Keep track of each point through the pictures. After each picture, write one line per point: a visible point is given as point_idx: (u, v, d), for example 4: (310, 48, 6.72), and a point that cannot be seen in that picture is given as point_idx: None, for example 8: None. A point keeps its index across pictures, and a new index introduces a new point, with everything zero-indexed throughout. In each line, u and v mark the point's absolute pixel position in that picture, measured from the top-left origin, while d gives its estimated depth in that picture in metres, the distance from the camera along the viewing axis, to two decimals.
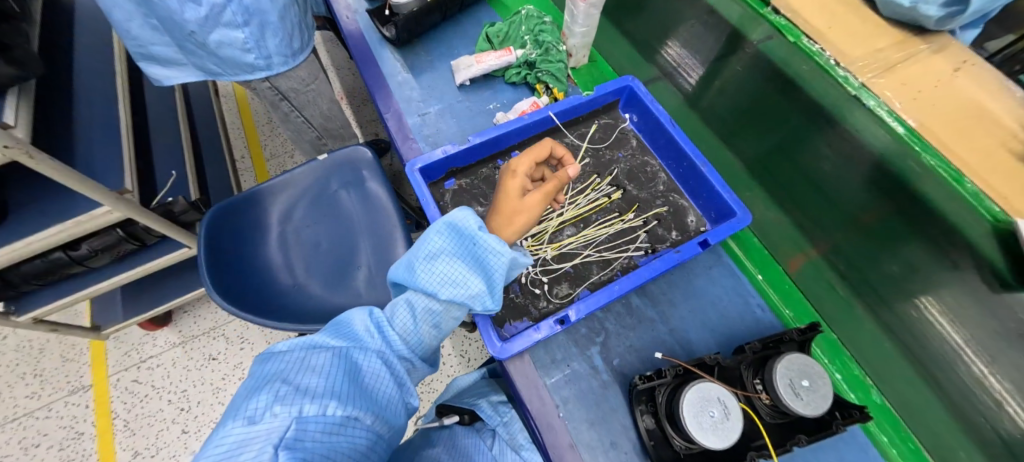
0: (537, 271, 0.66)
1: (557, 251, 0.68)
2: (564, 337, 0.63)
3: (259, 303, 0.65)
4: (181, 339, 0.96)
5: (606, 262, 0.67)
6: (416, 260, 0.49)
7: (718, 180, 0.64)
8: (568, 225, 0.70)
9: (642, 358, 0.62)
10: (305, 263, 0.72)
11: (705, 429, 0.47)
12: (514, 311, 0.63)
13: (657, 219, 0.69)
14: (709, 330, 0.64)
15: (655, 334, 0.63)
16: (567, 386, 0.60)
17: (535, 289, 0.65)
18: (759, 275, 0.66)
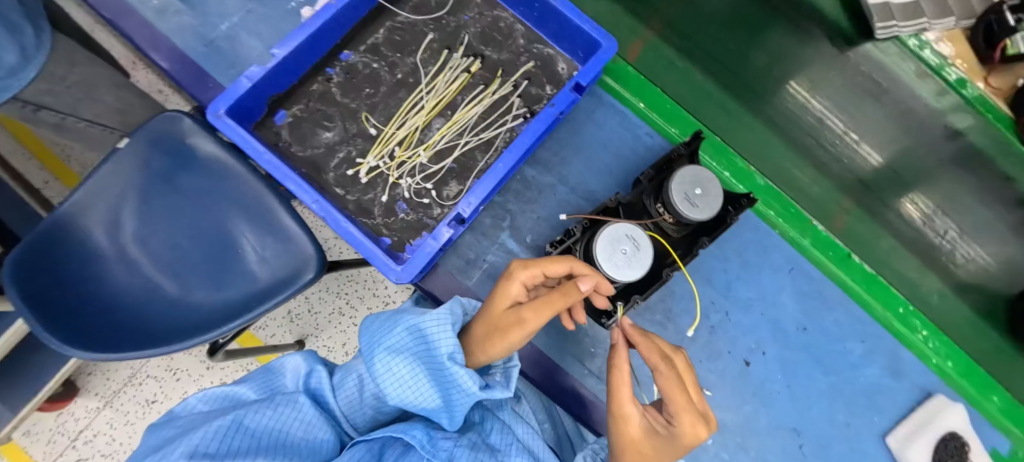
0: (416, 186, 0.70)
1: (432, 152, 0.71)
2: (471, 237, 0.78)
3: (164, 330, 0.67)
4: (101, 399, 0.86)
5: (486, 144, 0.72)
6: (376, 345, 0.48)
7: (576, 13, 0.68)
8: (434, 119, 0.73)
9: (552, 226, 0.79)
10: (183, 270, 0.72)
11: (611, 268, 0.55)
12: (411, 229, 0.69)
13: (520, 83, 0.74)
14: (604, 174, 0.82)
15: (558, 196, 0.81)
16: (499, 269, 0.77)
17: (423, 200, 0.70)
18: (640, 103, 0.84)
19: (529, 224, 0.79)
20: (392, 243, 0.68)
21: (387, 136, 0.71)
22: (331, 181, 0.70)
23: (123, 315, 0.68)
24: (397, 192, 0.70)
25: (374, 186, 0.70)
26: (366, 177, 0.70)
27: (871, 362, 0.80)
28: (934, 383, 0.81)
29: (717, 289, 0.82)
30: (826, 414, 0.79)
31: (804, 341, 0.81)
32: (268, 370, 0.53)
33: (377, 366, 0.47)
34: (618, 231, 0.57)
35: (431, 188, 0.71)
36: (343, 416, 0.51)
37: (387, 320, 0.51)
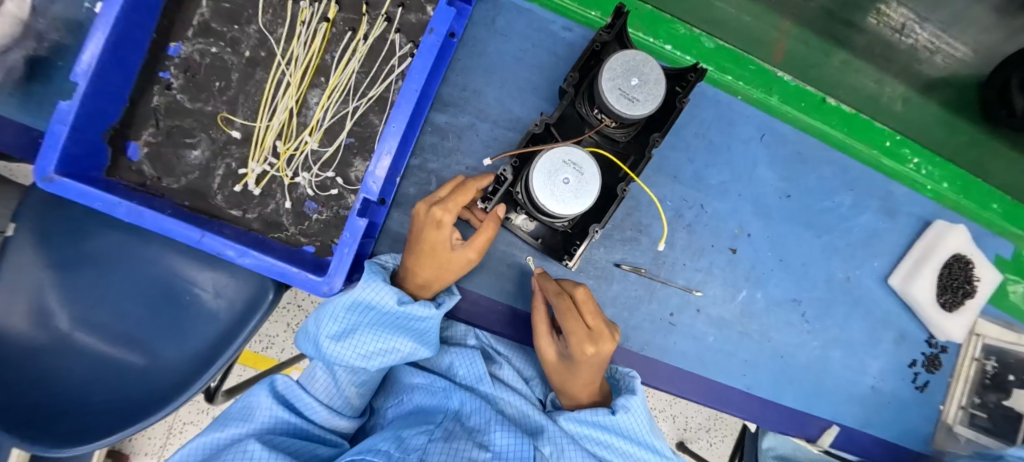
0: (315, 179, 0.69)
1: (320, 134, 0.69)
2: (398, 214, 0.74)
3: (148, 398, 0.72)
4: (154, 456, 1.00)
5: (378, 103, 0.70)
6: (330, 327, 0.61)
7: None
8: (310, 90, 0.69)
9: (482, 172, 0.76)
10: (142, 338, 0.75)
11: (555, 193, 0.56)
12: (331, 228, 0.69)
13: (386, 17, 0.70)
14: (523, 94, 0.78)
15: (483, 133, 0.77)
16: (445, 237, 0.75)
17: (332, 191, 0.70)
18: None
19: (454, 180, 0.76)
20: (317, 250, 0.69)
21: (258, 137, 0.68)
22: (222, 203, 0.67)
23: (104, 397, 0.72)
24: (300, 192, 0.70)
25: (274, 189, 0.69)
26: (257, 189, 0.68)
27: (861, 209, 0.84)
28: (925, 205, 0.86)
29: (685, 184, 0.81)
30: (826, 270, 0.82)
31: (789, 209, 0.83)
32: (232, 411, 0.62)
33: (335, 344, 0.61)
34: (554, 156, 0.58)
35: (334, 175, 0.70)
36: (326, 407, 0.65)
37: (341, 317, 0.61)
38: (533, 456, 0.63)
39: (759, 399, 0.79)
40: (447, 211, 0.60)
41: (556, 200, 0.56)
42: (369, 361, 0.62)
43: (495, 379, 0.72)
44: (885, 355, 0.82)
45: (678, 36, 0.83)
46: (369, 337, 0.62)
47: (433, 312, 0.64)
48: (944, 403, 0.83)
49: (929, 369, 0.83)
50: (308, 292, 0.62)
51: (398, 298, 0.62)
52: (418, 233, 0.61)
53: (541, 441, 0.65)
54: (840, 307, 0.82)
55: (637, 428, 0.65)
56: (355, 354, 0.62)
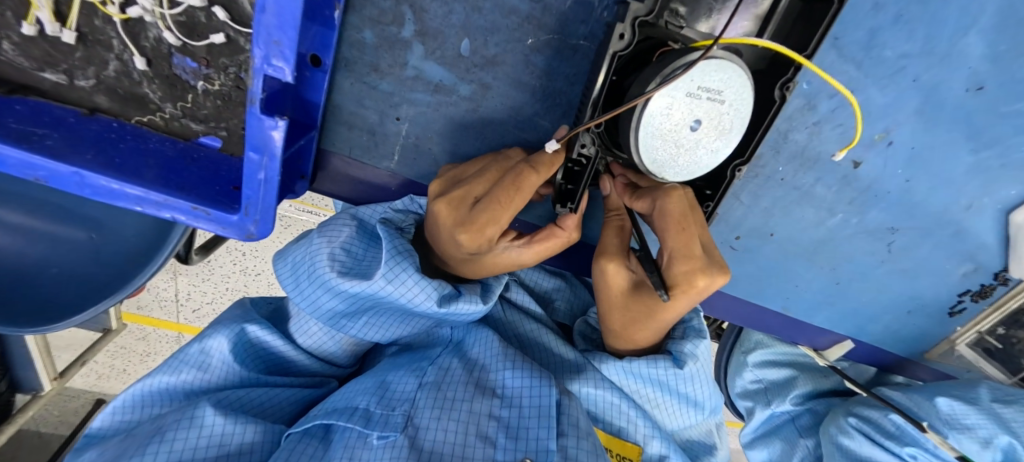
0: (169, 11, 0.36)
1: None
2: (350, 78, 0.44)
3: (107, 269, 0.60)
4: (167, 271, 0.97)
5: None
6: (333, 304, 0.46)
7: None
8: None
9: (497, 8, 0.41)
10: (70, 206, 0.57)
11: (687, 137, 0.37)
12: (233, 106, 0.42)
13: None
14: None
15: None
16: (436, 119, 0.47)
17: (214, 37, 0.38)
18: None
19: (446, 20, 0.42)
20: (222, 143, 0.43)
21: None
22: (19, 58, 0.37)
23: (58, 270, 0.60)
24: (155, 35, 0.38)
25: (100, 29, 0.37)
26: (66, 31, 0.36)
27: None
28: None
29: (843, 53, 0.49)
30: (951, 196, 0.62)
31: (966, 106, 0.54)
32: (184, 354, 0.49)
33: (338, 320, 0.48)
34: (676, 93, 0.35)
35: (206, 2, 0.37)
36: (316, 357, 0.54)
37: (349, 302, 0.45)
38: (558, 402, 0.51)
39: (789, 318, 0.73)
40: (482, 240, 0.40)
41: (685, 150, 0.37)
42: (380, 336, 0.51)
43: (503, 304, 0.62)
44: (952, 283, 0.71)
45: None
46: (391, 313, 0.49)
47: (483, 309, 0.49)
48: (962, 325, 0.76)
49: (975, 298, 0.72)
50: (225, 235, 0.40)
51: (437, 299, 0.45)
52: (445, 248, 0.44)
53: (576, 377, 0.56)
54: (936, 236, 0.65)
55: (688, 389, 0.55)
56: (375, 329, 0.50)
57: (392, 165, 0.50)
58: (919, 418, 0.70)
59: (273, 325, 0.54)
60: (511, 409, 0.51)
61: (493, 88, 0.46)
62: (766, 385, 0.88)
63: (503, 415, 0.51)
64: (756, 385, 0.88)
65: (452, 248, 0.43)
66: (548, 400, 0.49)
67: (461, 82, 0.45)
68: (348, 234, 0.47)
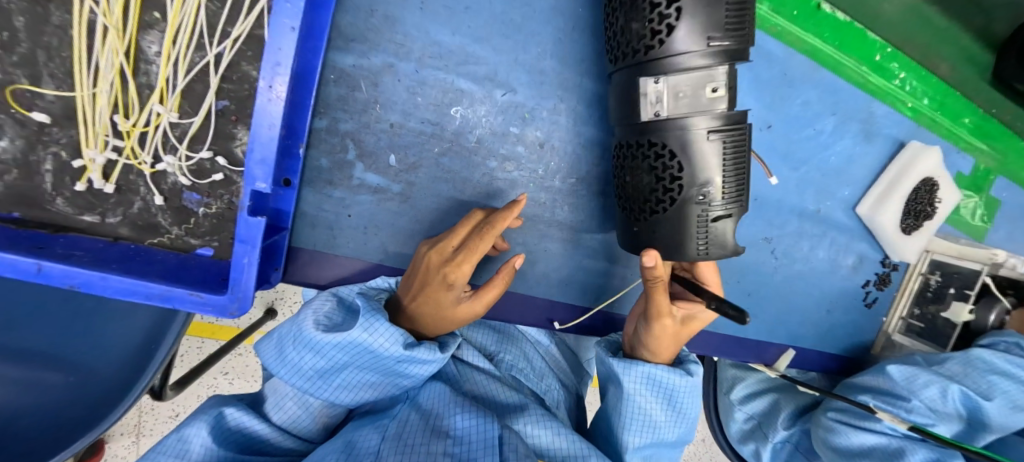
0: (186, 163, 0.53)
1: (176, 100, 0.51)
2: (311, 192, 0.61)
3: (83, 410, 0.62)
4: (130, 434, 0.96)
5: (249, 45, 0.51)
6: (312, 363, 0.54)
7: None
8: (142, 36, 0.49)
9: (410, 130, 0.60)
10: (54, 353, 0.62)
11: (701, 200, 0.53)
12: (224, 221, 0.56)
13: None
14: (450, 18, 0.58)
15: (403, 80, 0.59)
16: (379, 211, 0.62)
17: (215, 176, 0.54)
18: None
19: (377, 144, 0.60)
20: (214, 251, 0.56)
21: (82, 112, 0.49)
22: (68, 208, 0.52)
23: (30, 421, 0.62)
24: (172, 181, 0.54)
25: (133, 180, 0.53)
26: (108, 185, 0.52)
27: (835, 136, 0.77)
28: (902, 122, 0.81)
29: None
30: (798, 207, 0.78)
31: (766, 140, 0.75)
32: (163, 446, 0.53)
33: (313, 382, 0.55)
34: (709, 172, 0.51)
35: (213, 155, 0.53)
36: (291, 435, 0.58)
37: (327, 357, 0.54)
38: (501, 436, 0.54)
39: (723, 336, 0.81)
40: (458, 276, 0.52)
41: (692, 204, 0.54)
42: (348, 399, 0.57)
43: (455, 362, 0.66)
44: (841, 279, 0.84)
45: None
46: (360, 372, 0.56)
47: (441, 357, 0.57)
48: (887, 314, 0.89)
49: (878, 286, 0.86)
50: (212, 315, 0.51)
51: (402, 344, 0.54)
52: (422, 292, 0.54)
53: (518, 417, 0.60)
54: (806, 241, 0.80)
55: (686, 405, 0.61)
56: (344, 391, 0.57)
57: (347, 254, 0.63)
58: (889, 394, 0.75)
59: (251, 409, 0.59)
60: (461, 446, 0.53)
61: (417, 184, 0.62)
62: (758, 419, 0.89)
63: (456, 452, 0.52)
64: (747, 423, 0.89)
65: (429, 287, 0.53)
66: (492, 432, 0.53)
67: (393, 183, 0.62)
68: (329, 306, 0.57)
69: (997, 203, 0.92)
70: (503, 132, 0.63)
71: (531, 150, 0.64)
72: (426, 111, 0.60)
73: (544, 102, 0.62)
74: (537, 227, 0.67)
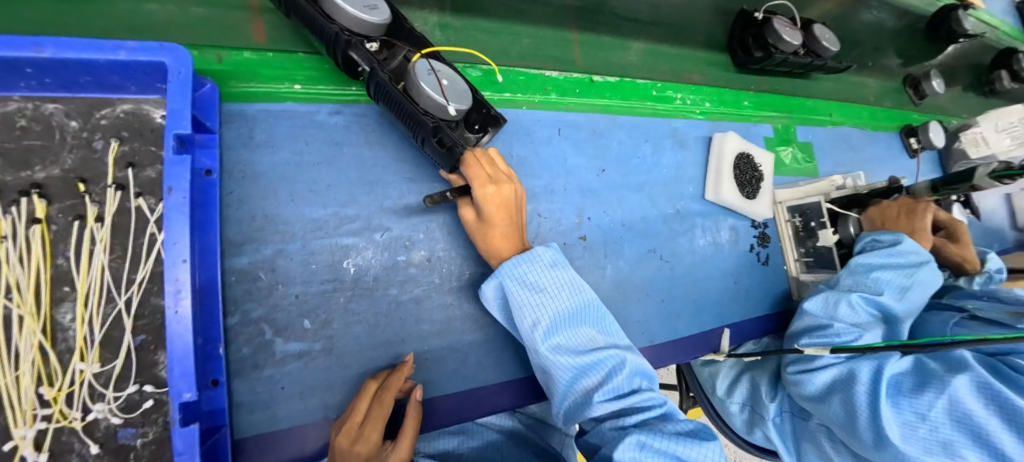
0: (116, 403, 0.57)
1: (95, 351, 0.57)
2: (241, 382, 0.63)
3: None
4: None
5: (154, 281, 0.61)
6: None
7: (99, 49, 0.54)
8: (55, 308, 0.57)
9: (315, 291, 0.67)
10: None
11: (446, 102, 0.63)
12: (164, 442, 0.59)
13: (115, 186, 0.60)
14: (319, 191, 0.70)
15: (295, 253, 0.67)
16: (308, 372, 0.66)
17: (146, 403, 0.59)
18: (297, 85, 0.72)
19: (290, 315, 0.66)
20: None
21: (5, 395, 0.54)
22: None
23: None
24: (104, 426, 0.57)
25: (63, 441, 0.56)
26: (41, 454, 0.54)
27: (657, 154, 0.97)
28: (701, 124, 1.04)
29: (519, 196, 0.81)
30: (659, 213, 0.93)
31: (606, 180, 0.90)
32: None
33: None
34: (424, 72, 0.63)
35: (140, 385, 0.59)
36: None
37: None
38: None
39: (664, 345, 0.87)
40: (374, 429, 0.59)
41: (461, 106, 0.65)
42: None
43: None
44: (722, 253, 0.98)
45: None
46: None
47: None
48: (785, 262, 1.04)
49: (761, 244, 1.02)
50: None
51: None
52: None
53: None
54: (680, 236, 0.94)
55: (595, 313, 0.69)
56: None
57: (290, 425, 0.65)
58: (817, 328, 0.83)
59: None
60: None
61: (337, 334, 0.68)
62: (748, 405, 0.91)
63: None
64: (742, 414, 0.91)
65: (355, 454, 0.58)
66: None
67: (314, 342, 0.67)
68: None
69: (807, 144, 1.20)
70: (393, 262, 0.72)
71: (423, 267, 0.74)
72: (323, 272, 0.68)
73: (417, 222, 0.75)
74: (454, 326, 0.74)
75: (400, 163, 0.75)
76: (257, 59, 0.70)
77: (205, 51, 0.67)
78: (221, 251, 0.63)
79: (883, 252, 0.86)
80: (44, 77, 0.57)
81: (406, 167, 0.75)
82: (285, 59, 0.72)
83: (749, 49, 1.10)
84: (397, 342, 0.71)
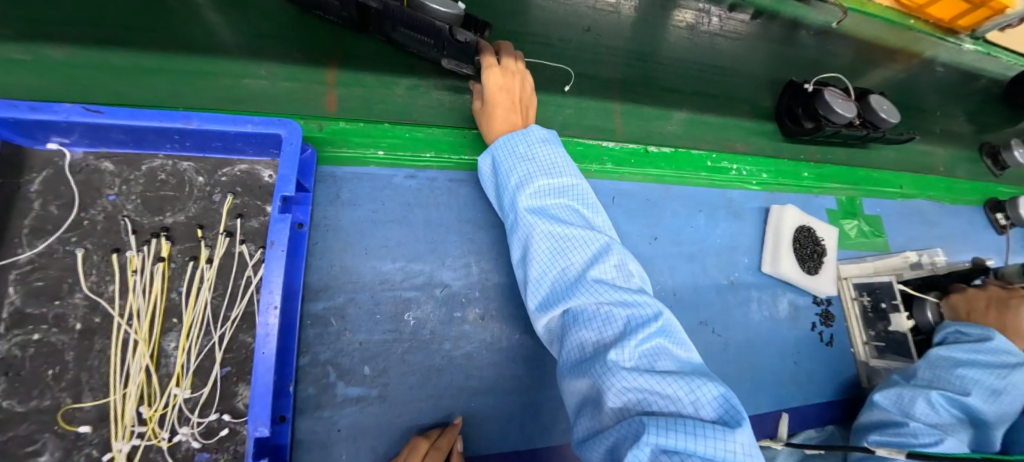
0: (198, 427, 0.63)
1: (189, 378, 0.65)
2: (304, 419, 0.68)
3: None
4: None
5: (244, 320, 0.68)
6: None
7: (235, 124, 0.66)
8: (163, 337, 0.66)
9: (377, 339, 0.73)
10: None
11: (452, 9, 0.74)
12: None
13: (225, 234, 0.70)
14: (390, 246, 0.77)
15: (364, 303, 0.73)
16: (363, 416, 0.70)
17: (222, 432, 0.64)
18: (381, 151, 0.81)
19: (353, 360, 0.71)
20: None
21: (115, 410, 0.62)
22: None
23: None
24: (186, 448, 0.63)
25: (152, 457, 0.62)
26: None
27: (711, 223, 0.97)
28: (757, 196, 1.04)
29: None
30: (712, 283, 0.92)
31: (658, 249, 0.91)
32: None
33: None
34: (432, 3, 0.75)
35: (220, 413, 0.65)
36: None
37: None
38: None
39: None
40: None
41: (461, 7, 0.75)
42: None
43: None
44: (780, 330, 0.94)
45: None
46: None
47: None
48: (853, 345, 0.98)
49: (824, 323, 0.97)
50: None
51: None
52: None
53: None
54: (734, 310, 0.92)
55: (607, 288, 0.61)
56: None
57: None
58: (892, 425, 0.75)
59: None
60: None
61: (392, 382, 0.72)
62: None
63: None
64: None
65: None
66: None
67: (371, 387, 0.71)
68: None
69: (876, 218, 1.15)
70: (449, 318, 0.76)
71: (476, 324, 0.77)
72: (385, 322, 0.74)
73: (474, 280, 0.79)
74: (501, 383, 0.76)
75: (463, 224, 0.81)
76: (349, 128, 0.80)
77: (309, 121, 0.78)
78: (302, 296, 0.71)
79: (967, 347, 0.79)
80: (185, 142, 0.69)
81: (468, 228, 0.81)
82: (373, 128, 0.81)
83: (798, 118, 1.09)
84: (447, 395, 0.73)
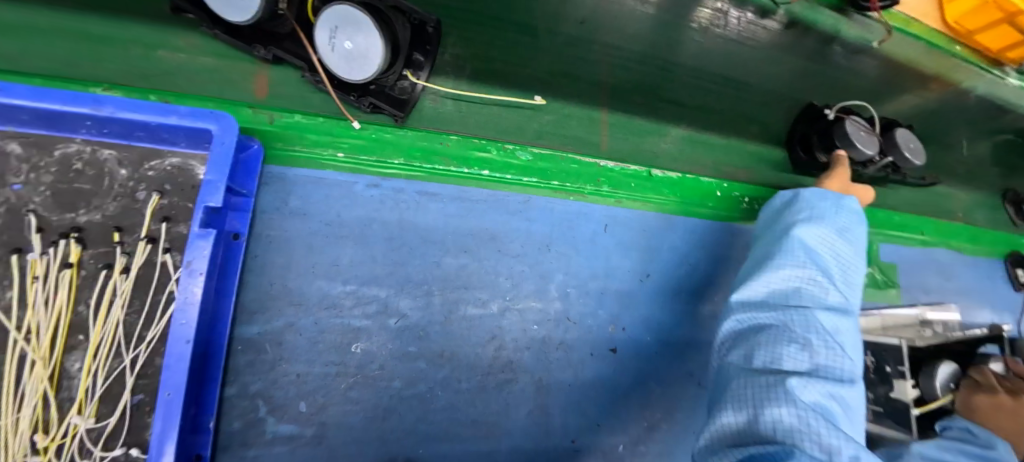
0: None
1: (92, 406, 0.56)
2: (226, 458, 0.60)
3: None
4: None
5: (162, 341, 0.59)
6: None
7: (160, 113, 0.56)
8: (66, 356, 0.57)
9: (317, 372, 0.64)
10: None
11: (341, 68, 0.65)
12: None
13: (146, 240, 0.60)
14: (341, 266, 0.67)
15: (304, 330, 0.64)
16: (293, 459, 0.62)
17: None
18: (341, 153, 0.70)
19: (287, 395, 0.63)
20: None
21: None
22: None
23: None
24: None
25: None
26: None
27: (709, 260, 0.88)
28: None
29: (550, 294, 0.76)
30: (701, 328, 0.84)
31: (649, 289, 0.82)
32: None
33: None
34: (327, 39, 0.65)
35: (126, 448, 0.57)
36: None
37: None
38: None
39: None
40: None
41: (357, 81, 0.67)
42: None
43: None
44: None
45: (491, 159, 0.76)
46: None
47: None
48: None
49: None
50: None
51: None
52: None
53: None
54: None
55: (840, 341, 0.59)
56: None
57: None
58: None
59: None
60: None
61: (330, 422, 0.64)
62: None
63: None
64: None
65: None
66: None
67: (306, 427, 0.63)
68: None
69: (890, 266, 1.05)
70: (402, 352, 0.67)
71: (433, 361, 0.69)
72: (328, 353, 0.65)
73: (436, 310, 0.70)
74: (455, 429, 0.68)
75: (429, 246, 0.72)
76: (306, 122, 0.69)
77: (258, 111, 0.66)
78: (234, 319, 0.62)
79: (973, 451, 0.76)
80: (103, 128, 0.59)
81: (435, 251, 0.72)
82: (334, 123, 0.70)
83: (810, 146, 1.01)
84: (392, 439, 0.66)
